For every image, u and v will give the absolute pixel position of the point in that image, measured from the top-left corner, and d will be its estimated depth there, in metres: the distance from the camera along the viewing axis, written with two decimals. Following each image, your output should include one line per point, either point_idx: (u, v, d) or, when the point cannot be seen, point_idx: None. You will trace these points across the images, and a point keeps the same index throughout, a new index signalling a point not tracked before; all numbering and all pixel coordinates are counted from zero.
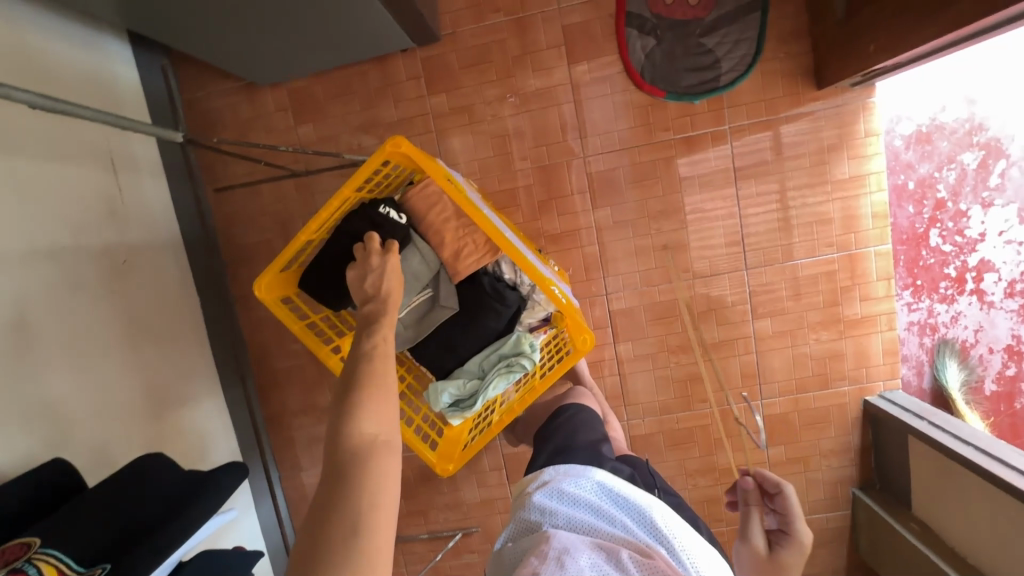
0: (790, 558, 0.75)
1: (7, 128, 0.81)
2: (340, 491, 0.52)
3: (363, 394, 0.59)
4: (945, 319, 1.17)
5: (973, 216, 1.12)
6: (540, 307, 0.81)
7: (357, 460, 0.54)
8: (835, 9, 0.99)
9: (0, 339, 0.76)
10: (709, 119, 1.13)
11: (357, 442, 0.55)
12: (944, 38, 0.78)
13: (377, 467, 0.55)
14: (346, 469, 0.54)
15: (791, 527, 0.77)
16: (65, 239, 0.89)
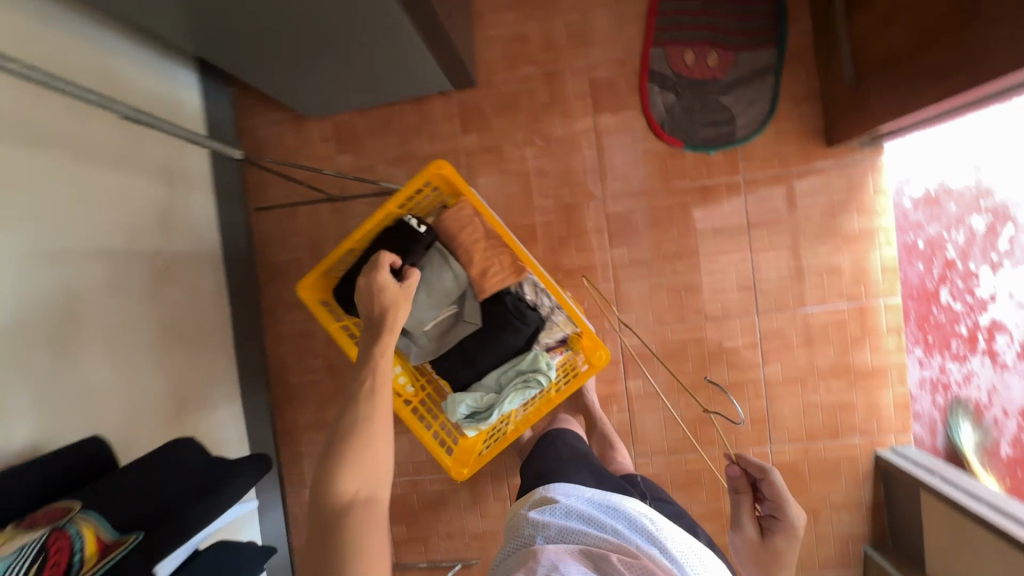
0: (783, 539, 0.87)
1: (82, 137, 0.89)
2: (330, 534, 0.57)
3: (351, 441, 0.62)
4: (958, 378, 1.10)
5: (983, 276, 1.04)
6: (558, 327, 0.85)
7: (343, 504, 0.59)
8: (843, 76, 1.07)
9: (49, 327, 0.80)
10: (723, 170, 1.20)
11: (344, 488, 0.59)
12: (947, 102, 0.84)
13: (366, 504, 0.60)
14: (333, 514, 0.58)
15: (781, 511, 0.88)
16: (120, 241, 0.96)
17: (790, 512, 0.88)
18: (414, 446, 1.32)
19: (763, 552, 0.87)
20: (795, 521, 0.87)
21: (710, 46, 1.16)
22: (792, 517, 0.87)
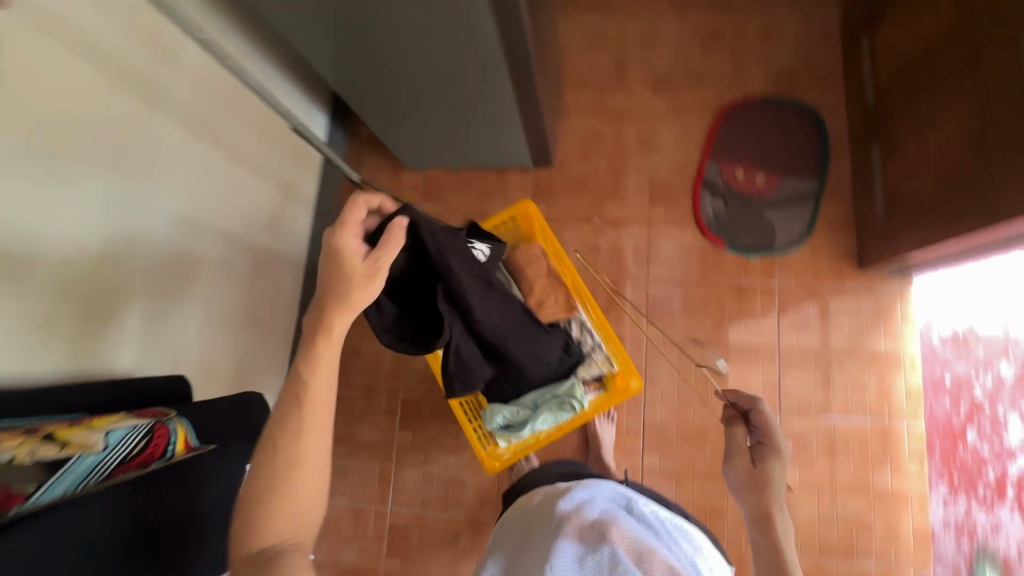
0: (769, 467, 0.77)
1: (237, 144, 1.10)
2: (239, 546, 0.57)
3: (272, 461, 0.59)
4: (985, 527, 1.05)
5: (1011, 425, 1.01)
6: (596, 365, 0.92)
7: (252, 525, 0.58)
8: (877, 210, 1.21)
9: (170, 283, 0.95)
10: (760, 274, 1.32)
11: (259, 511, 0.58)
12: (968, 240, 0.96)
13: (286, 523, 0.59)
14: (246, 532, 0.57)
15: (768, 437, 0.80)
16: (238, 229, 1.12)
17: (777, 436, 0.79)
18: (428, 478, 1.36)
19: (751, 479, 0.77)
20: (784, 445, 0.78)
21: (760, 168, 1.34)
22: (779, 440, 0.79)
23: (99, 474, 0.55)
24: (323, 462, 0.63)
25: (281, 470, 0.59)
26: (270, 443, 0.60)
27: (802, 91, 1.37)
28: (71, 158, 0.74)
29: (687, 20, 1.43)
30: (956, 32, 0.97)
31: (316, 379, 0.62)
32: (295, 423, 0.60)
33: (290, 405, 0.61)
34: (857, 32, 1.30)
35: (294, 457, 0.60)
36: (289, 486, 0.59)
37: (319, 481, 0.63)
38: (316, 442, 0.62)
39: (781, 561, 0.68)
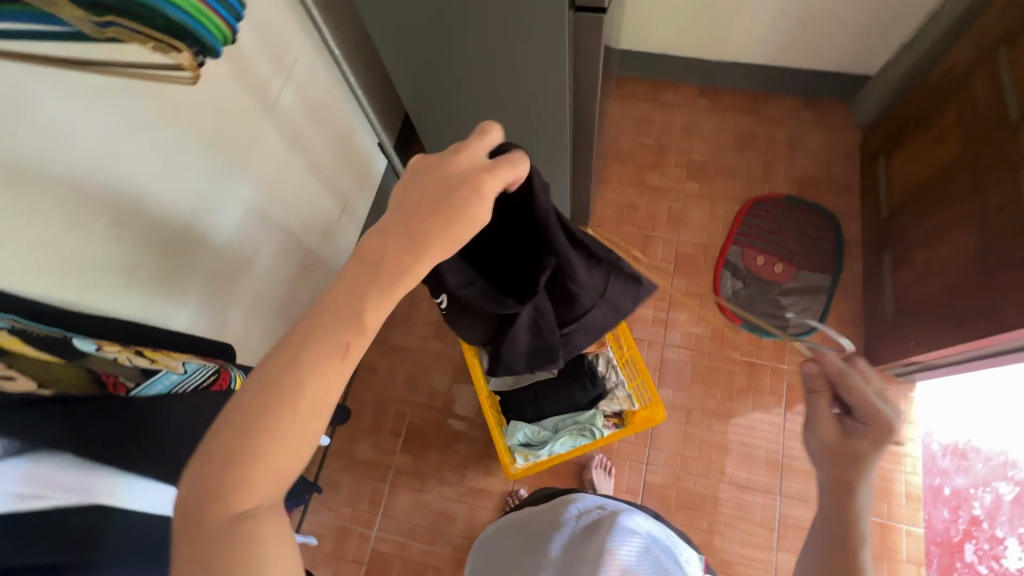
0: (864, 451, 0.66)
1: (317, 154, 1.20)
2: (208, 516, 0.38)
3: (269, 402, 0.39)
4: None
5: (1010, 547, 1.19)
6: (618, 401, 0.96)
7: (228, 485, 0.38)
8: (885, 311, 1.29)
9: (234, 264, 1.01)
10: (771, 355, 1.38)
11: (243, 466, 0.39)
12: (967, 344, 1.04)
13: (268, 491, 0.40)
14: (215, 497, 0.38)
15: (873, 417, 0.67)
16: (299, 228, 1.20)
17: (883, 413, 0.67)
18: (420, 506, 1.35)
19: (839, 458, 0.67)
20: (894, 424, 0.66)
21: (778, 257, 1.45)
22: (890, 419, 0.66)
23: (183, 391, 0.56)
24: (323, 413, 0.41)
25: (280, 416, 0.39)
26: (274, 379, 0.40)
27: (821, 196, 1.50)
28: (189, 131, 0.84)
29: (724, 120, 1.61)
30: (963, 162, 1.10)
31: (376, 312, 0.42)
32: (321, 360, 0.40)
33: (324, 333, 0.40)
34: (874, 153, 1.46)
35: (309, 404, 0.40)
36: (284, 439, 0.39)
37: (309, 439, 0.41)
38: (330, 388, 0.41)
39: (862, 550, 0.63)
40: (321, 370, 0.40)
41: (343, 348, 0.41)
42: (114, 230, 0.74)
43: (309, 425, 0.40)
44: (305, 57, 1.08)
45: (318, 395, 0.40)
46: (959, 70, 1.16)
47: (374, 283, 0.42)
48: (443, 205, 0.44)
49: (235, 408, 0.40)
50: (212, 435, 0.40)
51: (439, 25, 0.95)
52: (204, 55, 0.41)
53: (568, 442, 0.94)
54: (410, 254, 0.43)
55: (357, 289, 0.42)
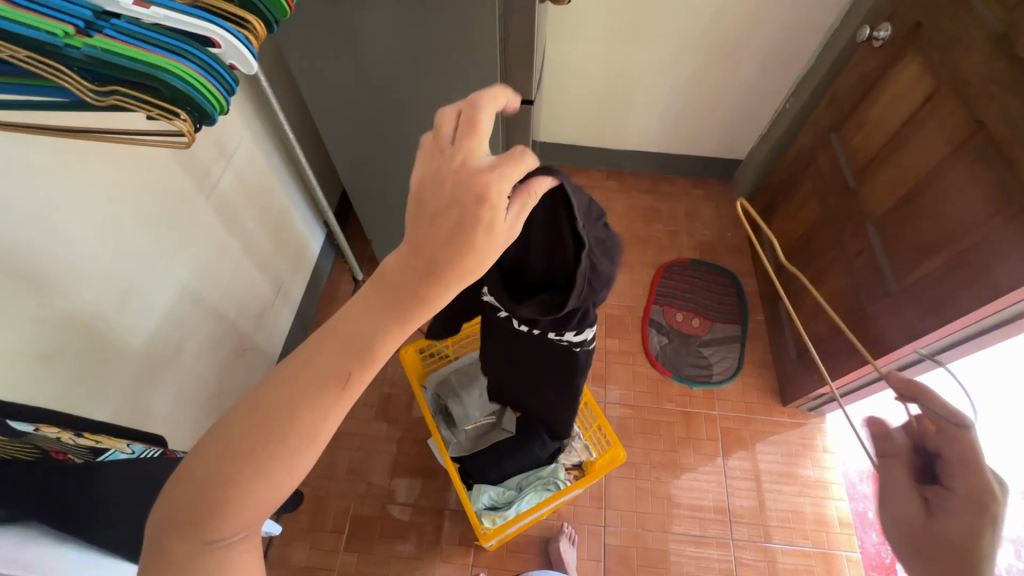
0: (964, 526, 0.57)
1: (254, 235, 1.20)
2: (175, 540, 0.36)
3: (254, 423, 0.36)
4: None
5: None
6: (576, 452, 1.05)
7: (199, 508, 0.35)
8: (789, 352, 1.46)
9: (164, 350, 0.96)
10: (702, 403, 1.48)
11: (216, 488, 0.35)
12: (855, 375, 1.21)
13: (238, 526, 0.36)
14: (184, 523, 0.35)
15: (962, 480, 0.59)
16: (234, 312, 1.16)
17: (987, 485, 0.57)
18: None
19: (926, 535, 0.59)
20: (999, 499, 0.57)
21: (694, 313, 1.61)
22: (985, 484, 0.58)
23: (149, 453, 0.58)
24: (309, 444, 0.37)
25: (266, 436, 0.36)
26: (272, 393, 0.37)
27: (720, 259, 1.73)
28: (128, 214, 0.83)
29: (632, 199, 1.83)
30: (823, 221, 1.35)
31: (388, 344, 0.38)
32: (321, 387, 0.37)
33: (331, 355, 0.37)
34: (755, 220, 1.73)
35: (296, 434, 0.36)
36: (269, 464, 0.36)
37: (290, 472, 0.37)
38: (322, 415, 0.37)
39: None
40: (314, 395, 0.37)
41: (342, 377, 0.37)
42: (37, 312, 0.70)
43: (283, 448, 0.36)
44: (245, 145, 1.11)
45: (303, 415, 0.37)
46: (807, 151, 1.45)
47: (386, 310, 0.37)
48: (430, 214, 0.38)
49: (224, 425, 0.37)
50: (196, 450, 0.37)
51: (384, 115, 1.05)
52: (199, 123, 0.44)
53: (533, 499, 1.00)
54: (414, 269, 0.37)
55: (364, 309, 0.38)
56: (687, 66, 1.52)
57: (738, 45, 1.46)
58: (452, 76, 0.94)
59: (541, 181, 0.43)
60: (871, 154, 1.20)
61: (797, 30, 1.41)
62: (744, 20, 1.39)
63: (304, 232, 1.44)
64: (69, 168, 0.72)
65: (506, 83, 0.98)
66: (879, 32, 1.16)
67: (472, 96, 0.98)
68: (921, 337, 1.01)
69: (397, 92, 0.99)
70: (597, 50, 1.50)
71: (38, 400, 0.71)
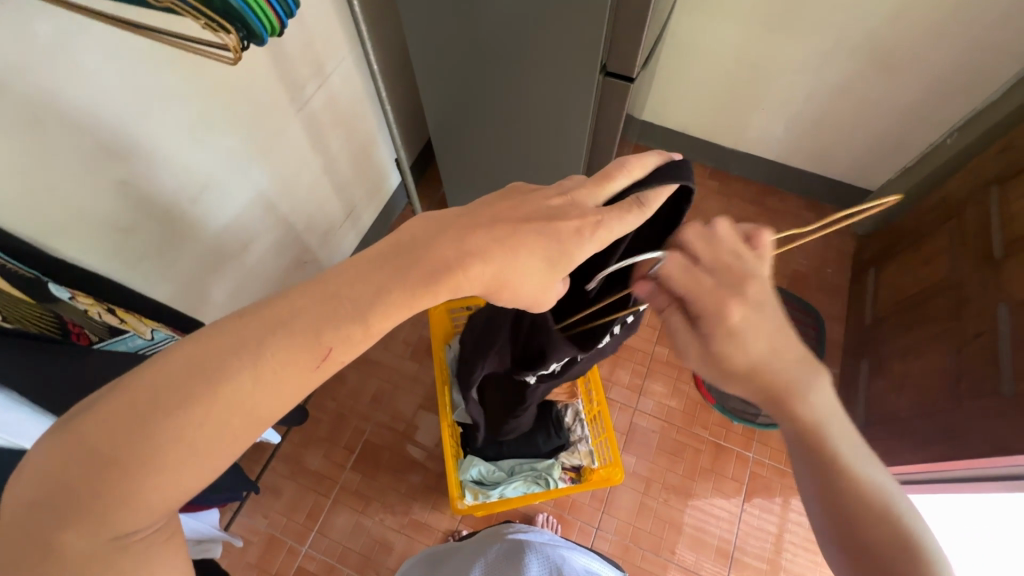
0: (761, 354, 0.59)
1: (334, 158, 1.22)
2: (73, 531, 0.33)
3: (196, 402, 0.36)
4: None
5: None
6: (577, 455, 1.06)
7: (111, 497, 0.34)
8: (856, 417, 1.29)
9: (229, 246, 1.02)
10: (739, 440, 1.37)
11: (138, 472, 0.34)
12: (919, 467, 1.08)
13: (154, 512, 0.36)
14: (90, 509, 0.33)
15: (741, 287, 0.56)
16: (301, 225, 1.21)
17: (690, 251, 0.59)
18: (358, 530, 1.29)
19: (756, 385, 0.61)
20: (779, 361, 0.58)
21: None
22: None
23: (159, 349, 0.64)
24: (263, 424, 0.39)
25: (212, 412, 0.36)
26: (222, 371, 0.37)
27: (809, 295, 1.54)
28: (220, 112, 0.87)
29: (729, 205, 1.67)
30: (944, 286, 1.15)
31: (383, 321, 0.42)
32: (295, 368, 0.39)
33: (302, 337, 0.39)
34: (865, 264, 1.51)
35: (250, 411, 0.38)
36: (207, 444, 0.36)
37: (225, 454, 0.38)
38: (285, 399, 0.39)
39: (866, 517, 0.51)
40: (279, 376, 0.39)
41: (322, 353, 0.40)
42: (120, 187, 0.76)
43: (231, 426, 0.37)
44: (344, 67, 1.12)
45: (258, 399, 0.38)
46: (953, 201, 1.22)
47: (403, 282, 0.43)
48: (509, 212, 0.50)
49: (145, 401, 0.35)
50: (99, 424, 0.34)
51: (479, 64, 1.00)
52: (248, 41, 0.43)
53: (521, 486, 1.02)
54: (443, 243, 0.46)
55: (366, 274, 0.43)
56: (836, 72, 1.32)
57: (907, 58, 1.23)
58: (556, 36, 0.87)
59: (649, 160, 0.55)
60: None
61: (987, 53, 1.16)
62: (922, 29, 1.17)
63: (385, 164, 1.45)
64: (170, 58, 0.74)
65: (608, 52, 0.88)
66: None
67: (572, 61, 0.90)
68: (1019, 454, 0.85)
69: (496, 41, 0.93)
70: (736, 34, 1.33)
71: (110, 267, 0.79)
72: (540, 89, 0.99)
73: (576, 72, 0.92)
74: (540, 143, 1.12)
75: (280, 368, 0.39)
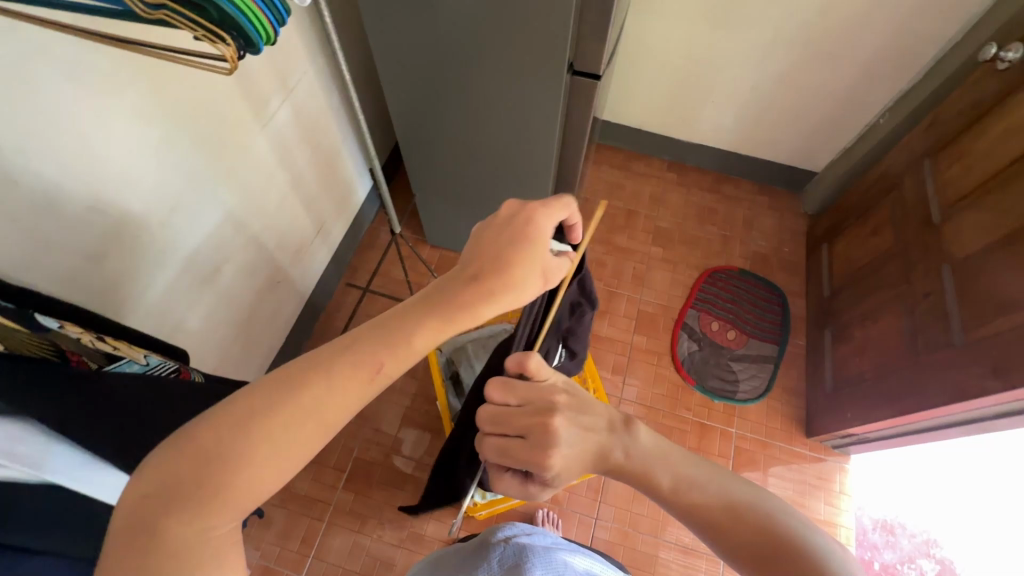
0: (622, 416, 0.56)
1: (301, 172, 1.20)
2: (173, 523, 0.34)
3: (275, 404, 0.37)
4: None
5: None
6: None
7: (206, 490, 0.35)
8: (826, 384, 1.37)
9: (201, 272, 0.99)
10: (721, 417, 1.42)
11: (231, 466, 0.35)
12: (889, 423, 1.15)
13: (237, 510, 0.36)
14: (184, 502, 0.34)
15: (532, 431, 0.52)
16: (273, 244, 1.19)
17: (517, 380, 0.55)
18: (356, 550, 1.26)
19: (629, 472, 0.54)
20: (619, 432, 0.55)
21: (731, 324, 1.54)
22: None
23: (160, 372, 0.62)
24: (328, 432, 0.39)
25: (292, 413, 0.37)
26: (298, 380, 0.38)
27: (771, 274, 1.63)
28: (185, 132, 0.84)
29: (689, 195, 1.75)
30: (893, 253, 1.24)
31: (422, 341, 0.42)
32: (351, 382, 0.39)
33: (362, 349, 0.40)
34: (818, 240, 1.61)
35: (320, 417, 0.38)
36: (287, 445, 0.37)
37: (301, 457, 0.38)
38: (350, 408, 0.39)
39: (734, 526, 0.48)
40: (344, 385, 0.39)
41: (375, 367, 0.40)
42: (89, 213, 0.73)
43: (307, 429, 0.37)
44: (307, 80, 1.11)
45: (329, 405, 0.38)
46: (892, 174, 1.33)
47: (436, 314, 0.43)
48: (491, 239, 0.48)
49: (240, 405, 0.37)
50: (205, 428, 0.36)
51: (446, 70, 1.01)
52: (244, 51, 0.43)
53: None
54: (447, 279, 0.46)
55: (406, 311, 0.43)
56: (777, 62, 1.41)
57: (840, 46, 1.33)
58: (523, 38, 0.90)
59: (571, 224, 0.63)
60: (968, 188, 1.08)
61: (909, 38, 1.28)
62: (852, 19, 1.27)
63: (352, 177, 1.44)
64: (132, 77, 0.72)
65: (574, 51, 0.92)
66: (1007, 52, 1.04)
67: (539, 62, 0.93)
68: (978, 398, 0.93)
69: (464, 46, 0.95)
70: (684, 31, 1.40)
71: (77, 297, 0.76)
72: (511, 91, 1.01)
73: (545, 73, 0.95)
74: (510, 145, 1.14)
75: (344, 372, 0.39)
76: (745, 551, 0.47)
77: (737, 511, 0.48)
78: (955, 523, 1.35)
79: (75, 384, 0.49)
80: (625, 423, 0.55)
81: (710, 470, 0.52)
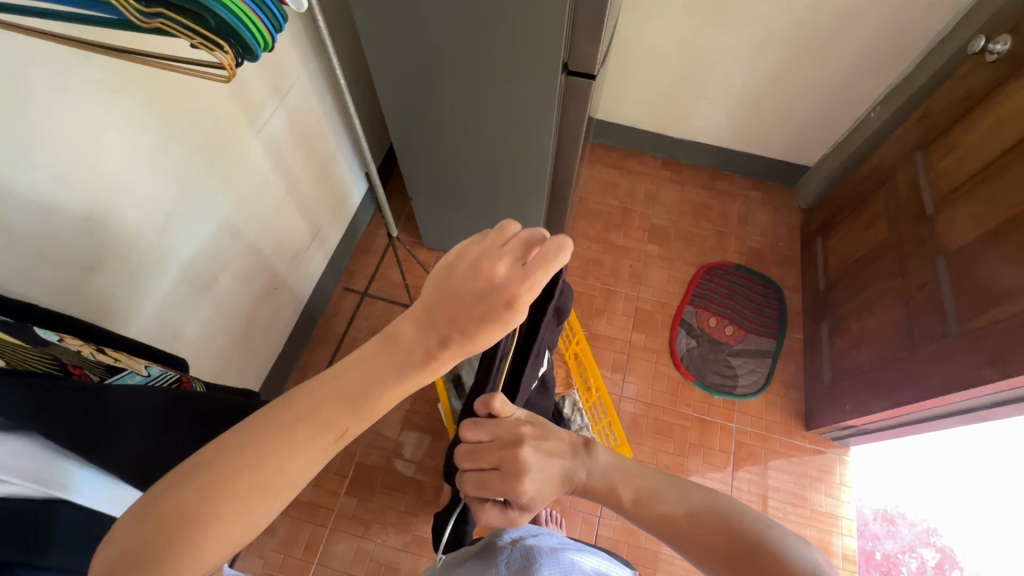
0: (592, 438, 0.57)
1: (296, 177, 1.20)
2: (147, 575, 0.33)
3: (237, 465, 0.34)
4: None
5: None
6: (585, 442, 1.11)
7: (174, 551, 0.33)
8: (824, 377, 1.38)
9: (199, 281, 0.98)
10: (721, 412, 1.43)
11: (197, 529, 0.33)
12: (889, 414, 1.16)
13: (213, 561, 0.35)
14: (152, 563, 0.33)
15: (502, 460, 0.50)
16: (270, 250, 1.18)
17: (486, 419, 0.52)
18: (361, 555, 1.26)
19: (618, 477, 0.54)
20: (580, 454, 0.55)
21: (729, 320, 1.54)
22: None
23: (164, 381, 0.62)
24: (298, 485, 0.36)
25: (254, 480, 0.34)
26: (256, 445, 0.34)
27: (766, 268, 1.64)
28: (180, 140, 0.84)
29: (683, 192, 1.75)
30: (888, 245, 1.25)
31: (386, 402, 0.36)
32: (311, 445, 0.35)
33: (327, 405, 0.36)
34: (813, 233, 1.62)
35: (283, 479, 0.35)
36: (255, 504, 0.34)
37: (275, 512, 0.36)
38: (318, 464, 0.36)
39: (700, 529, 0.51)
40: (305, 448, 0.35)
41: (339, 430, 0.36)
42: (86, 223, 0.73)
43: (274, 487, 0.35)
44: (301, 84, 1.11)
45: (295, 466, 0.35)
46: (885, 167, 1.34)
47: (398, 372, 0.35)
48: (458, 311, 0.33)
49: (202, 465, 0.34)
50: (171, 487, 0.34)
51: (440, 72, 1.01)
52: (242, 58, 0.43)
53: None
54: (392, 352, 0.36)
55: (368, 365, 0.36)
56: (769, 58, 1.41)
57: (831, 41, 1.34)
58: (517, 39, 0.90)
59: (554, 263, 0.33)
60: (960, 179, 1.09)
61: (899, 32, 1.29)
62: (841, 14, 1.27)
63: (348, 181, 1.44)
64: (126, 85, 0.72)
65: (569, 51, 0.93)
66: (996, 44, 1.05)
67: (533, 62, 0.93)
68: (975, 387, 0.94)
69: (457, 48, 0.95)
70: (676, 29, 1.40)
71: (76, 307, 0.75)
72: (505, 92, 1.01)
73: (540, 74, 0.95)
74: (505, 146, 1.14)
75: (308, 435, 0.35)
76: (715, 552, 0.50)
77: (698, 513, 0.51)
78: (953, 511, 1.36)
79: (73, 400, 0.48)
80: (584, 444, 0.56)
81: (677, 481, 0.54)
